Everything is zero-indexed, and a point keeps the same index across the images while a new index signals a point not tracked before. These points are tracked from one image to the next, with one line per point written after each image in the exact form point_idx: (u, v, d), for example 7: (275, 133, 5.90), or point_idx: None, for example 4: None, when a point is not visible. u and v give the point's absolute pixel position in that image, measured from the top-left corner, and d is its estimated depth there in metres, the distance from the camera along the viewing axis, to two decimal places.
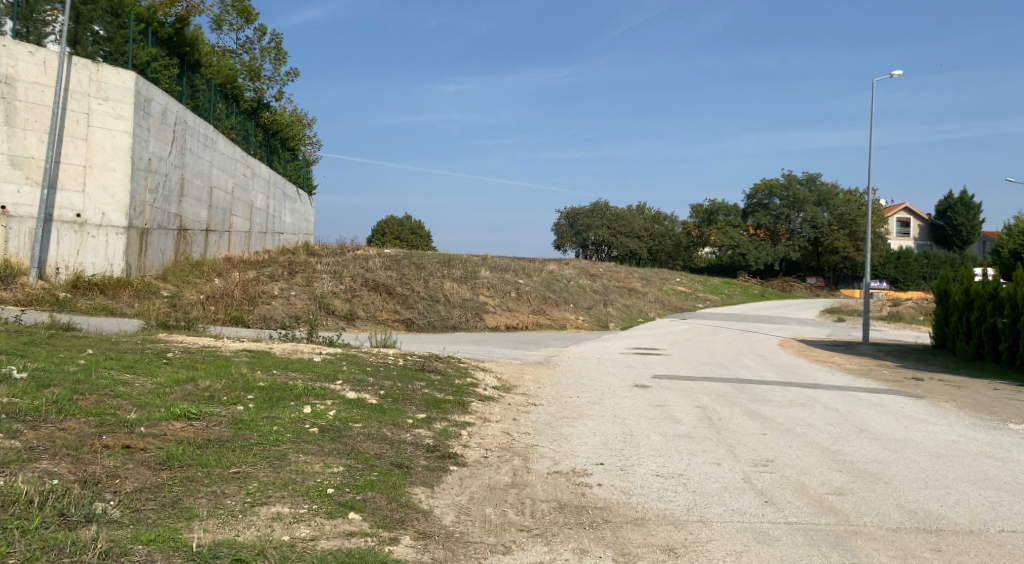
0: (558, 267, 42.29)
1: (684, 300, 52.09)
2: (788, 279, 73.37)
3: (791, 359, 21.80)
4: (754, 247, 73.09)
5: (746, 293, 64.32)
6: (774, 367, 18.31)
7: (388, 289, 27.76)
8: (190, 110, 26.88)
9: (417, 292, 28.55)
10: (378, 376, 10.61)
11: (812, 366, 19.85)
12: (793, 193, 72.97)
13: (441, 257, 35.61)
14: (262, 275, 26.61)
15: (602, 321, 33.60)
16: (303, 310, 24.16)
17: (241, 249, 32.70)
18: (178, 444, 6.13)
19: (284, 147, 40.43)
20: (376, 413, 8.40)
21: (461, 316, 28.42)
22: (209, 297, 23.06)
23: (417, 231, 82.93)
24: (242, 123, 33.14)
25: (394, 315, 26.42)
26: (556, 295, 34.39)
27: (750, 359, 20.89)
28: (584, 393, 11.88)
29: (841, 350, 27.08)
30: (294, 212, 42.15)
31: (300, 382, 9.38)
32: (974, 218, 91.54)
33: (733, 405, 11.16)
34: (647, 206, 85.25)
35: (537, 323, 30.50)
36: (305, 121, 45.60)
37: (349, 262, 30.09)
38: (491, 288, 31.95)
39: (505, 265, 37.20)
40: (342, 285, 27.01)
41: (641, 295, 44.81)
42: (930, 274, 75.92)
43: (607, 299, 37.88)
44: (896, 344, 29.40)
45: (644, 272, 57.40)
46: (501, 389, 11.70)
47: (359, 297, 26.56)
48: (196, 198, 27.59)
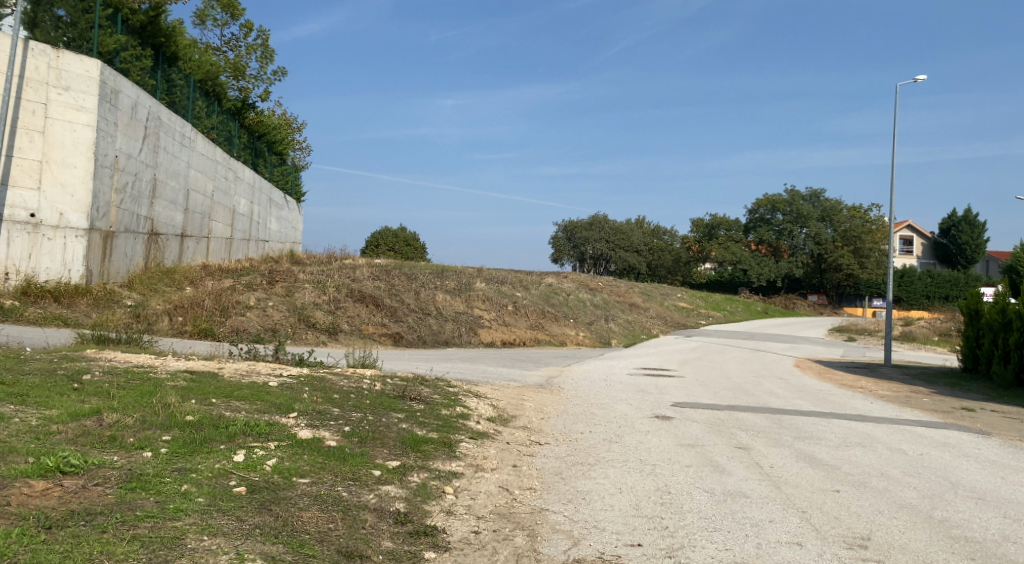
0: (556, 280, 40.36)
1: (687, 317, 50.15)
2: (791, 296, 71.57)
3: (815, 383, 19.84)
4: (757, 263, 71.28)
5: (750, 310, 62.40)
6: (804, 394, 16.33)
7: (375, 300, 25.76)
8: (166, 106, 24.92)
9: (406, 305, 26.59)
10: (346, 407, 8.58)
11: (842, 391, 17.90)
12: (796, 208, 70.93)
13: (434, 268, 33.66)
14: (239, 284, 24.58)
15: (604, 337, 31.63)
16: (281, 323, 22.14)
17: (220, 256, 30.67)
18: (17, 523, 4.16)
19: (271, 151, 38.46)
20: (333, 461, 6.40)
21: (454, 331, 26.45)
22: (178, 307, 21.09)
23: (411, 243, 80.95)
24: (225, 123, 31.15)
25: (381, 328, 24.44)
26: (555, 310, 32.43)
27: (772, 382, 18.91)
28: (595, 427, 9.88)
29: (864, 373, 25.17)
30: (281, 219, 40.17)
31: (241, 417, 7.35)
32: (978, 237, 90.14)
33: (779, 447, 9.19)
34: (646, 220, 83.46)
35: (535, 339, 28.53)
36: (295, 125, 43.71)
37: (335, 272, 28.12)
38: (487, 301, 29.97)
39: (501, 277, 35.26)
40: (325, 295, 25.01)
41: (643, 311, 42.87)
42: (936, 293, 74.20)
43: (608, 315, 35.92)
44: (920, 366, 27.50)
45: (645, 287, 55.44)
46: (496, 421, 9.71)
47: (344, 309, 24.58)
48: (171, 201, 25.60)
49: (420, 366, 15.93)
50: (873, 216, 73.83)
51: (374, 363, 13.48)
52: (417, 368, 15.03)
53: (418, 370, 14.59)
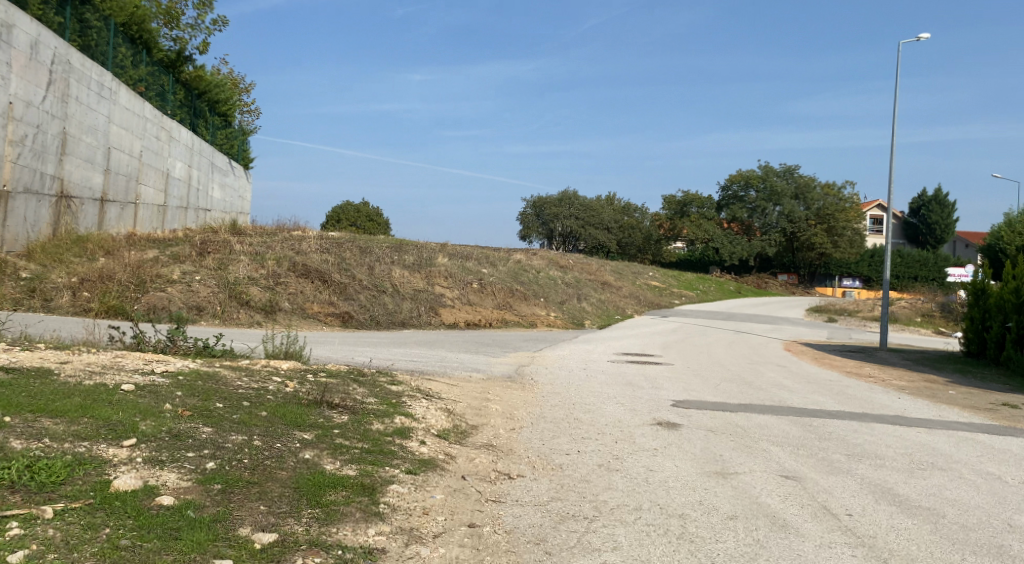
0: (525, 257, 37.76)
1: (660, 297, 47.84)
2: (763, 276, 69.84)
3: (819, 371, 17.47)
4: (729, 242, 69.38)
5: (723, 289, 60.44)
6: (815, 385, 13.96)
7: (322, 276, 22.88)
8: (78, 50, 21.61)
9: (358, 281, 23.72)
10: (227, 426, 5.82)
11: (855, 382, 15.54)
12: (769, 185, 69.31)
13: (392, 241, 30.79)
14: (164, 256, 21.51)
15: (577, 318, 29.09)
16: (208, 300, 19.18)
17: (151, 225, 27.41)
18: None
19: (213, 112, 35.10)
20: (152, 545, 3.69)
21: (412, 310, 23.71)
22: (85, 281, 17.99)
23: (374, 219, 77.67)
24: (156, 75, 27.75)
25: (327, 307, 21.58)
26: (524, 287, 29.84)
27: (772, 371, 16.47)
28: (583, 445, 7.25)
29: (860, 359, 23.01)
30: (225, 188, 36.86)
31: (31, 450, 4.55)
32: (948, 217, 89.36)
33: (839, 474, 6.68)
34: (617, 197, 81.03)
35: (502, 320, 25.85)
36: (242, 87, 40.31)
37: (278, 244, 25.15)
38: (449, 277, 27.23)
39: (466, 253, 32.47)
40: (263, 269, 22.06)
41: (615, 290, 40.51)
42: (906, 274, 73.04)
43: (580, 293, 33.35)
44: (917, 350, 25.41)
45: (616, 265, 53.04)
46: (448, 438, 7.04)
47: (285, 285, 21.68)
48: (88, 160, 22.31)
49: (360, 354, 13.15)
50: (846, 194, 72.08)
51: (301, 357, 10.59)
52: (359, 358, 12.23)
53: (357, 360, 11.81)
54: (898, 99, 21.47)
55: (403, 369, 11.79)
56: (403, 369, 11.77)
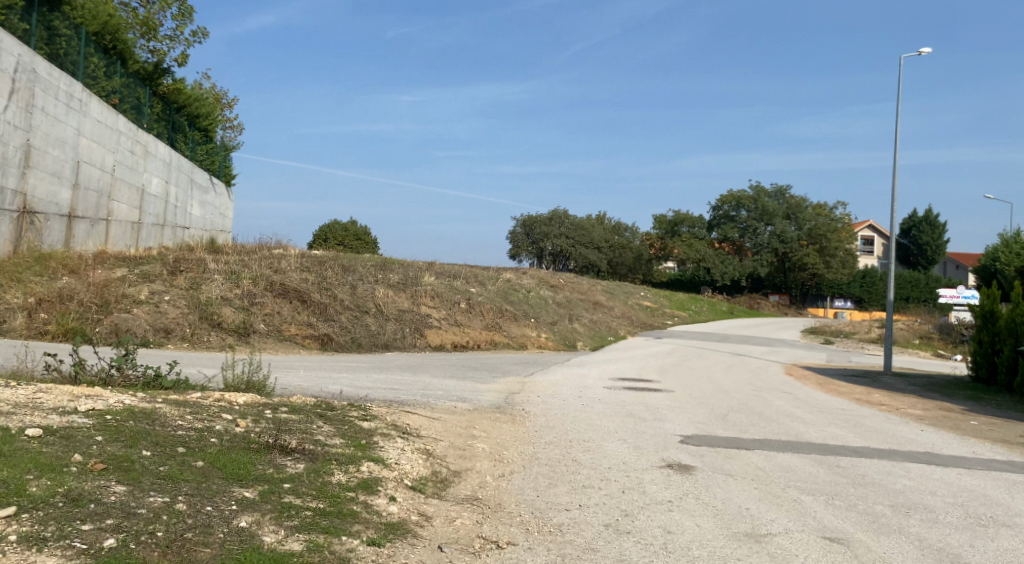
0: (515, 276, 36.71)
1: (652, 317, 46.84)
2: (755, 296, 69.02)
3: (827, 398, 16.41)
4: (721, 261, 68.69)
5: (715, 310, 59.51)
6: (829, 416, 12.89)
7: (301, 296, 21.76)
8: (45, 58, 20.53)
9: (339, 301, 22.60)
10: (146, 484, 4.67)
11: (868, 411, 14.47)
12: (761, 205, 68.71)
13: (376, 260, 29.66)
14: (133, 275, 20.33)
15: (569, 340, 28.00)
16: (177, 322, 18.04)
17: (125, 244, 26.18)
18: None
19: (192, 127, 34.00)
20: None
21: (396, 332, 22.59)
22: (43, 302, 16.79)
23: (362, 238, 76.57)
24: (131, 87, 26.68)
25: (305, 329, 20.44)
26: (514, 308, 28.75)
27: (779, 399, 15.40)
28: (585, 497, 6.15)
29: (866, 383, 22.00)
30: (205, 205, 35.69)
31: None
32: (939, 238, 88.95)
33: (891, 534, 5.61)
34: (607, 217, 80.23)
35: (491, 343, 24.72)
36: (224, 102, 39.26)
37: (256, 262, 24.02)
38: (436, 297, 26.12)
39: (453, 272, 31.38)
40: (238, 288, 20.91)
41: (607, 310, 39.46)
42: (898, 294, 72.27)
43: (572, 314, 32.28)
44: (921, 374, 24.44)
45: (607, 285, 52.06)
46: (424, 491, 5.92)
47: (261, 306, 20.54)
48: (56, 174, 21.15)
49: (333, 383, 11.98)
50: (838, 214, 71.54)
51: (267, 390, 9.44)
52: (331, 389, 11.06)
53: (328, 391, 10.63)
54: (900, 113, 20.67)
55: (380, 400, 10.63)
56: (381, 400, 10.60)
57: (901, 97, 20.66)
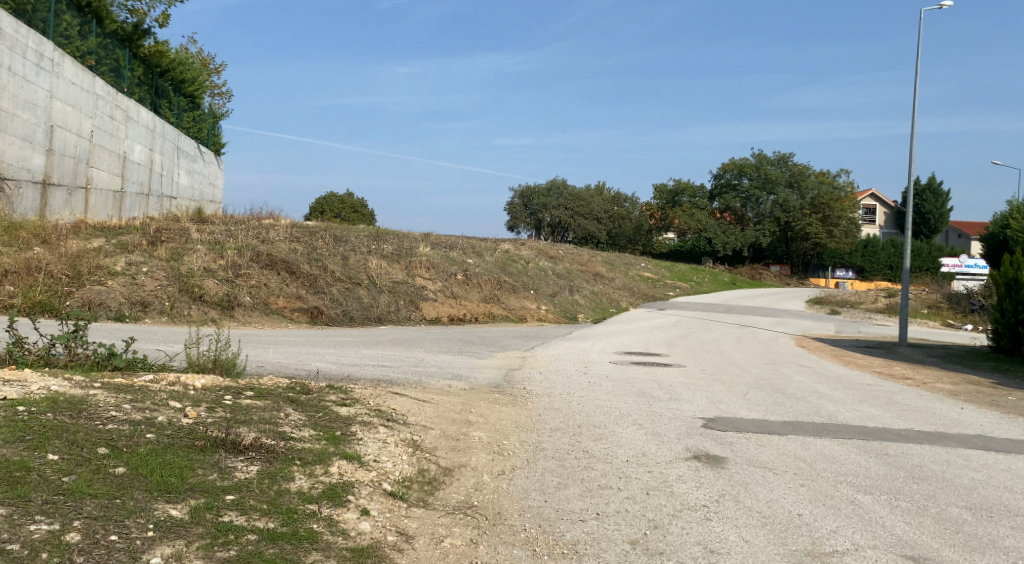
0: (514, 247, 35.56)
1: (655, 288, 45.77)
2: (757, 267, 67.93)
3: (848, 372, 15.33)
4: (723, 231, 67.49)
5: (718, 281, 58.43)
6: (857, 393, 11.81)
7: (288, 267, 20.65)
8: (10, 13, 19.13)
9: (328, 273, 21.48)
10: (36, 506, 3.55)
11: (895, 386, 13.41)
12: (764, 173, 67.39)
13: (369, 230, 28.49)
14: (110, 245, 19.16)
15: (571, 312, 26.93)
16: (155, 294, 16.92)
17: (105, 213, 24.96)
18: None
19: (177, 92, 32.62)
20: None
21: (389, 304, 21.50)
22: (9, 273, 15.65)
23: (359, 209, 75.20)
24: (108, 47, 25.32)
25: (293, 302, 19.37)
26: (513, 279, 27.62)
27: (798, 374, 14.34)
28: (605, 504, 5.07)
29: (883, 355, 20.95)
30: (193, 173, 34.39)
31: None
32: (943, 206, 87.72)
33: (981, 548, 4.57)
34: (607, 188, 78.81)
35: (490, 315, 23.64)
36: (209, 67, 37.78)
37: (243, 232, 22.88)
38: (431, 268, 24.96)
39: (450, 242, 30.22)
40: (221, 259, 19.75)
41: (609, 282, 38.35)
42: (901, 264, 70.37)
43: (573, 285, 31.17)
44: (938, 345, 23.41)
45: (608, 255, 50.91)
46: (408, 498, 4.83)
47: (246, 277, 19.42)
48: (27, 139, 19.90)
49: (315, 364, 10.83)
50: (841, 182, 70.28)
51: (234, 371, 8.36)
52: (311, 370, 9.90)
53: (305, 372, 9.47)
54: (921, 68, 19.41)
55: (366, 381, 9.49)
56: (367, 382, 9.46)
57: (921, 51, 19.39)
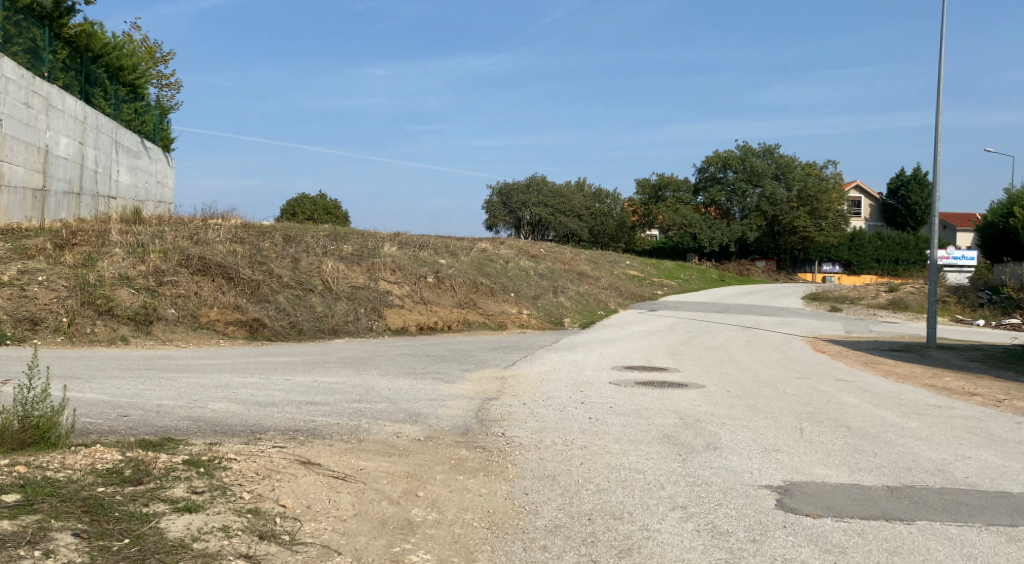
0: (493, 246, 32.64)
1: (642, 287, 43.04)
2: (745, 263, 65.40)
3: (900, 389, 12.49)
4: (707, 226, 64.91)
5: (706, 278, 55.86)
6: (938, 424, 8.95)
7: (226, 272, 17.66)
8: None
9: (275, 278, 18.47)
10: None
11: (970, 407, 10.56)
12: (749, 166, 64.79)
13: (328, 229, 25.47)
14: (7, 248, 16.09)
15: (556, 316, 24.04)
16: (48, 308, 14.00)
17: (21, 214, 21.77)
18: None
19: (112, 81, 29.44)
20: None
21: (347, 313, 18.52)
22: None
23: (331, 211, 72.03)
24: (20, 25, 22.39)
25: (229, 313, 16.42)
26: (491, 281, 24.70)
27: (845, 394, 11.48)
28: None
29: (916, 360, 18.19)
30: (136, 171, 31.15)
31: None
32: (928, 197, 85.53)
33: None
34: (588, 184, 76.02)
35: (464, 323, 20.64)
36: (151, 58, 34.59)
37: (177, 232, 19.85)
38: (398, 270, 21.97)
39: (421, 242, 27.28)
40: (143, 264, 16.73)
41: (594, 281, 35.54)
42: (888, 256, 67.49)
43: (557, 286, 28.30)
44: (969, 347, 20.66)
45: (592, 253, 48.16)
46: None
47: (172, 286, 16.41)
48: None
49: (210, 408, 7.79)
50: (828, 174, 68.01)
51: (81, 444, 5.49)
52: (189, 427, 6.83)
53: (181, 435, 6.49)
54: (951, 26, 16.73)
55: (265, 444, 6.44)
56: (266, 445, 6.42)
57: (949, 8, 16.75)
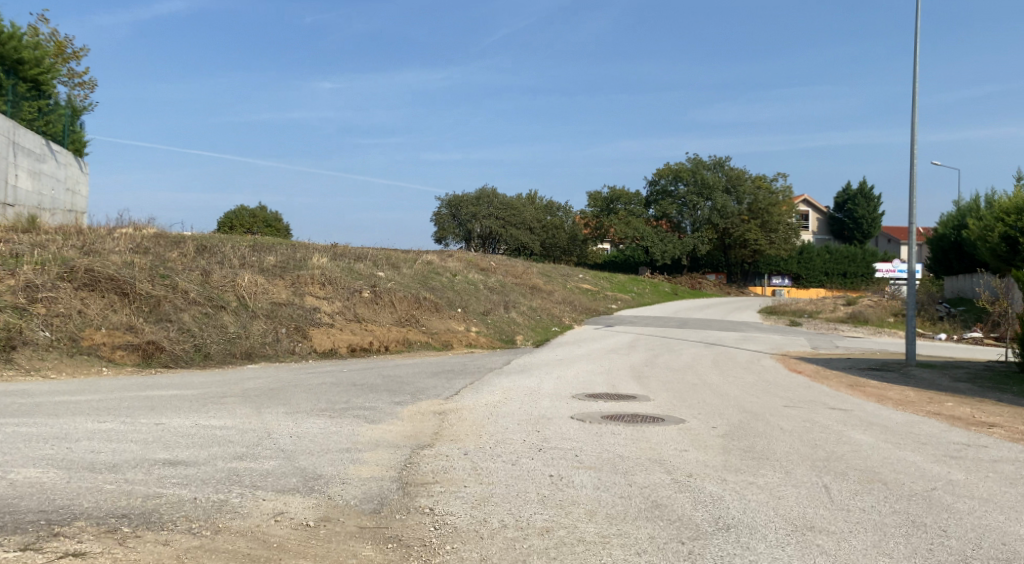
0: (439, 259, 30.43)
1: (595, 302, 41.28)
2: (696, 277, 64.23)
3: (910, 419, 10.61)
4: (659, 239, 63.58)
5: (659, 292, 54.49)
6: (989, 475, 7.01)
7: (119, 287, 15.14)
8: None
9: (179, 294, 15.94)
10: None
11: (1006, 446, 8.67)
12: (700, 178, 63.61)
13: (254, 239, 22.95)
14: None
15: (506, 333, 21.89)
16: None
17: None
18: None
19: (10, 77, 26.51)
20: None
21: (265, 333, 16.09)
22: None
23: (273, 224, 68.94)
24: None
25: (119, 335, 13.93)
26: (435, 296, 22.47)
27: (853, 428, 9.53)
28: None
29: (902, 380, 16.50)
30: (41, 176, 28.08)
31: None
32: (873, 211, 85.52)
33: None
34: (538, 196, 74.31)
35: (404, 342, 18.34)
36: (60, 54, 31.65)
37: (69, 242, 17.26)
38: (329, 284, 19.60)
39: (359, 253, 24.95)
40: (14, 278, 14.14)
41: (546, 296, 33.58)
42: (836, 270, 67.00)
43: (508, 301, 26.18)
44: (951, 364, 19.08)
45: (543, 266, 46.17)
46: None
47: (48, 304, 13.85)
48: None
49: (6, 480, 5.46)
50: (777, 186, 67.40)
51: None
52: None
53: None
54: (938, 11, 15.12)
55: (48, 556, 4.18)
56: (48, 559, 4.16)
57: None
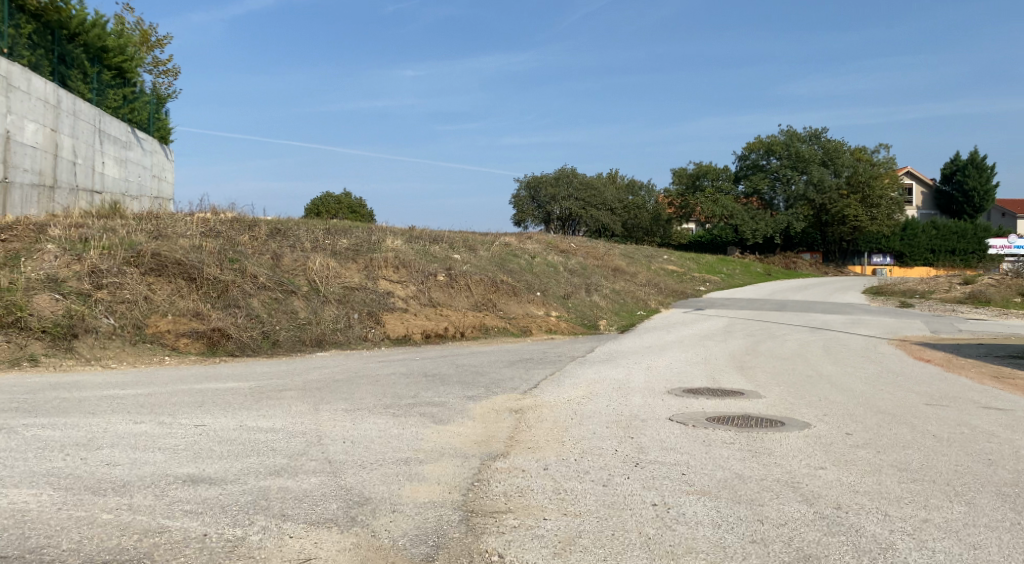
0: (519, 240, 29.14)
1: (683, 284, 39.23)
2: (791, 256, 60.97)
3: None
4: (751, 217, 60.56)
5: (752, 272, 51.80)
6: None
7: (186, 271, 14.45)
8: None
9: (248, 279, 15.17)
10: None
11: None
12: (795, 151, 60.14)
13: (328, 222, 22.19)
14: None
15: (590, 317, 20.46)
16: None
17: None
18: None
19: (94, 64, 26.52)
20: None
21: (335, 319, 15.16)
22: None
23: (357, 210, 69.08)
24: None
25: (183, 322, 13.21)
26: (514, 278, 21.23)
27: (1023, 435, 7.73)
28: None
29: None
30: (126, 164, 28.09)
31: None
32: (986, 183, 79.39)
33: None
34: (621, 176, 72.19)
35: (480, 328, 17.17)
36: (143, 42, 31.75)
37: (139, 226, 16.75)
38: (402, 267, 18.59)
39: (434, 235, 23.90)
40: (78, 263, 13.61)
41: (632, 278, 31.89)
42: (943, 247, 62.55)
43: (591, 283, 24.71)
44: None
45: (627, 247, 44.32)
46: None
47: (113, 290, 13.25)
48: None
49: None
50: (879, 158, 63.19)
51: None
52: None
53: None
54: None
55: None
56: None
57: None
